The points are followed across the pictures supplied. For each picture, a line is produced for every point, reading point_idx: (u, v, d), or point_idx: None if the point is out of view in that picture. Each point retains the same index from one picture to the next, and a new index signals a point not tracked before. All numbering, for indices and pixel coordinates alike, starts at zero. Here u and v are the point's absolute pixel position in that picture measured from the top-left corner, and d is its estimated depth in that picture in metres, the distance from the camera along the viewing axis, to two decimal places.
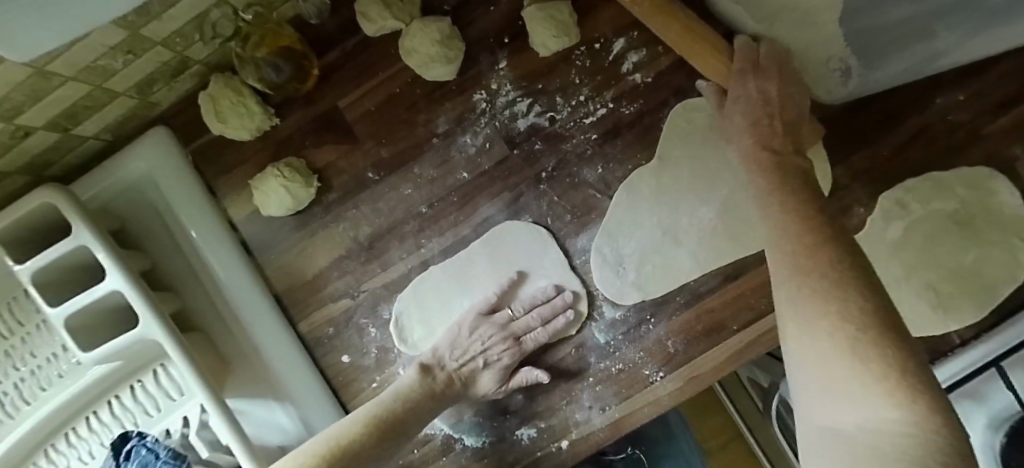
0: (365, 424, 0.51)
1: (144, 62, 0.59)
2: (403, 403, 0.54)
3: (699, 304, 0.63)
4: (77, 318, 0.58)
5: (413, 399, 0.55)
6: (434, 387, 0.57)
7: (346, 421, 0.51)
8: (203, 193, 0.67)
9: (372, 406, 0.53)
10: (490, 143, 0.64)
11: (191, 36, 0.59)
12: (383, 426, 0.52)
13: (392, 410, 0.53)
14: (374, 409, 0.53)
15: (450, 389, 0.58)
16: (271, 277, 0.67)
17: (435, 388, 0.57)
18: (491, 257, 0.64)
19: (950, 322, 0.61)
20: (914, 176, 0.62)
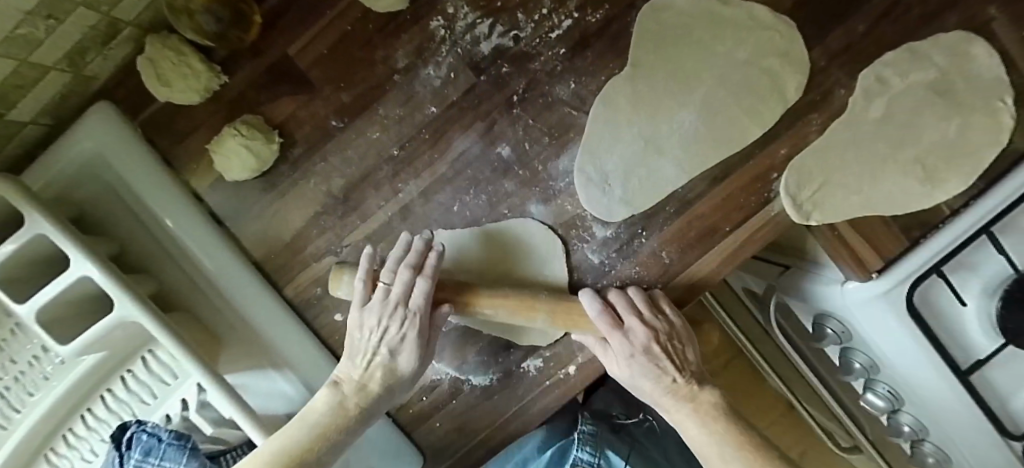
0: (282, 458, 0.49)
1: (69, 28, 0.53)
2: (317, 434, 0.51)
3: (689, 210, 0.62)
4: (49, 311, 0.54)
5: (328, 425, 0.52)
6: (354, 398, 0.54)
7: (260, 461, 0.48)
8: (160, 168, 0.63)
9: (285, 437, 0.50)
10: (455, 73, 0.61)
11: None
12: (298, 457, 0.49)
13: (310, 436, 0.51)
14: (291, 441, 0.50)
15: (367, 395, 0.54)
16: (249, 245, 0.65)
17: (348, 407, 0.53)
18: (503, 239, 0.63)
19: (941, 194, 0.60)
20: (893, 49, 0.61)
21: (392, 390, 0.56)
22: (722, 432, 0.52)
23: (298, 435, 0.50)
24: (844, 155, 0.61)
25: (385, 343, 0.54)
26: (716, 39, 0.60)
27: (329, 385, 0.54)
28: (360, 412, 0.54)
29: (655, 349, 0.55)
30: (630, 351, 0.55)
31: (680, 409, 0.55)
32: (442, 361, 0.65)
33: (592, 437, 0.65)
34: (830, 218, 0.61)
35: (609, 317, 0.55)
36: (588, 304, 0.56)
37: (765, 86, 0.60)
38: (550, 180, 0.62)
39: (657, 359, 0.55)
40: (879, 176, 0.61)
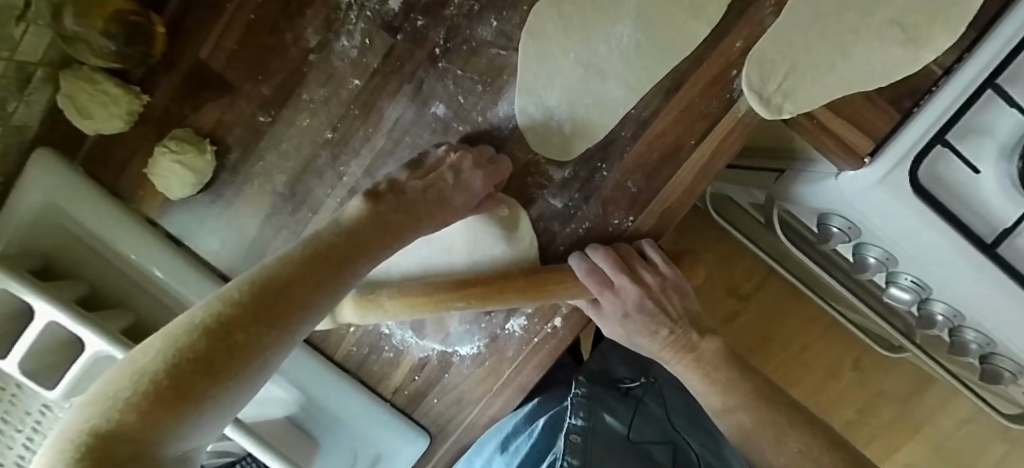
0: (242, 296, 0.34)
1: None
2: (326, 244, 0.41)
3: (647, 131, 0.57)
4: (30, 359, 0.55)
5: (315, 249, 0.40)
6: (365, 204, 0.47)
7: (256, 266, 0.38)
8: (110, 200, 0.63)
9: (255, 269, 0.37)
10: (369, 38, 0.57)
11: (10, 37, 0.49)
12: (266, 297, 0.35)
13: (319, 238, 0.41)
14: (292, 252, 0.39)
15: (396, 208, 0.48)
16: (213, 258, 0.64)
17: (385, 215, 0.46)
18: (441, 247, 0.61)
19: (928, 53, 0.52)
20: None
21: (448, 209, 0.52)
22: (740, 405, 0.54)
23: (317, 237, 0.41)
24: (808, 33, 0.54)
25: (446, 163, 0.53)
26: None
27: (361, 197, 0.47)
28: (387, 226, 0.46)
29: (649, 305, 0.55)
30: (623, 308, 0.56)
31: (675, 356, 0.56)
32: (426, 339, 0.63)
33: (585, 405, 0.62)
34: (804, 108, 0.54)
35: (598, 273, 0.55)
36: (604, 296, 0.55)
37: None
38: (493, 130, 0.59)
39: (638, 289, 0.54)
40: (852, 49, 0.54)
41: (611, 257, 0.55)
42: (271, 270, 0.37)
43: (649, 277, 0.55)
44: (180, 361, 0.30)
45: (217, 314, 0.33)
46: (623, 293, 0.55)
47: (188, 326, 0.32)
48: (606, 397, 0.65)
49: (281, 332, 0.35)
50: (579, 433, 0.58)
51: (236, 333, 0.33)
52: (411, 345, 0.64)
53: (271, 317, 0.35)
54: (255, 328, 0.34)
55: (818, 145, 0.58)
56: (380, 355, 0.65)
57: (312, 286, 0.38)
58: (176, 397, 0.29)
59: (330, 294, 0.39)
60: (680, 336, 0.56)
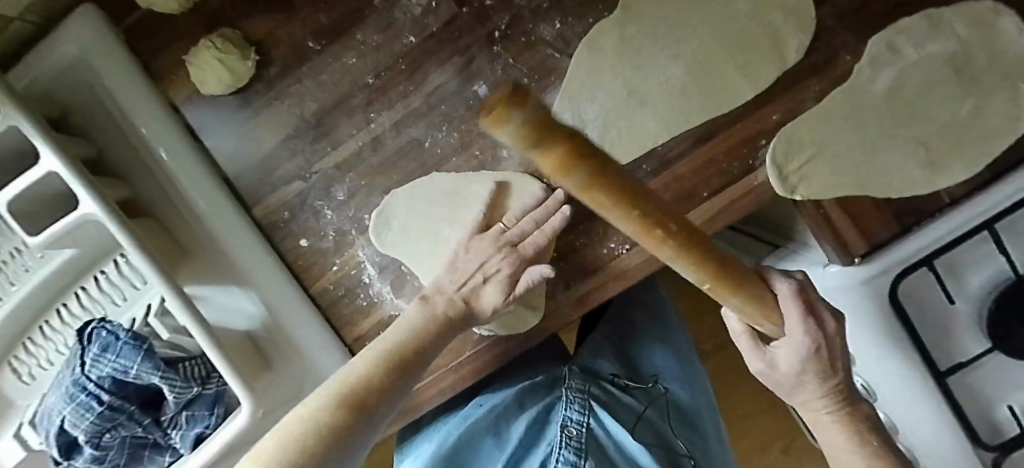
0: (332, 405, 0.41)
1: None
2: (416, 337, 0.50)
3: (666, 172, 0.59)
4: (20, 203, 0.56)
5: (420, 331, 0.51)
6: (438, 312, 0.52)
7: (374, 349, 0.49)
8: (139, 74, 0.63)
9: (368, 357, 0.48)
10: (437, 1, 0.58)
11: None
12: (364, 396, 0.43)
13: (403, 332, 0.51)
14: (385, 346, 0.49)
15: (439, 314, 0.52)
16: (222, 161, 0.65)
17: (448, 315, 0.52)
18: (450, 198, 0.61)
19: (942, 180, 0.56)
20: (910, 16, 0.55)
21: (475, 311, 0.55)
22: (841, 422, 0.45)
23: (422, 319, 0.52)
24: (840, 128, 0.56)
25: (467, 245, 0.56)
26: None
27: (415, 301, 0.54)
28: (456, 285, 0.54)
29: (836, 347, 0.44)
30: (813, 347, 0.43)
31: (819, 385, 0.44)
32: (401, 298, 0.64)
33: (580, 400, 0.65)
34: (816, 195, 0.57)
35: (812, 335, 0.42)
36: (791, 328, 0.43)
37: (765, 43, 0.56)
38: (525, 125, 0.60)
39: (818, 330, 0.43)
40: (874, 155, 0.57)
41: (797, 291, 0.44)
42: (355, 371, 0.45)
43: (831, 323, 0.44)
44: (322, 428, 0.39)
45: (323, 416, 0.40)
46: (802, 338, 0.42)
47: (322, 410, 0.41)
48: (605, 392, 0.67)
49: (368, 432, 0.43)
50: (575, 426, 0.62)
51: (343, 419, 0.41)
52: (385, 300, 0.65)
53: (354, 404, 0.42)
54: (361, 411, 0.42)
55: (818, 235, 0.59)
56: (353, 301, 0.66)
57: (400, 374, 0.47)
58: (334, 443, 0.39)
59: (404, 383, 0.48)
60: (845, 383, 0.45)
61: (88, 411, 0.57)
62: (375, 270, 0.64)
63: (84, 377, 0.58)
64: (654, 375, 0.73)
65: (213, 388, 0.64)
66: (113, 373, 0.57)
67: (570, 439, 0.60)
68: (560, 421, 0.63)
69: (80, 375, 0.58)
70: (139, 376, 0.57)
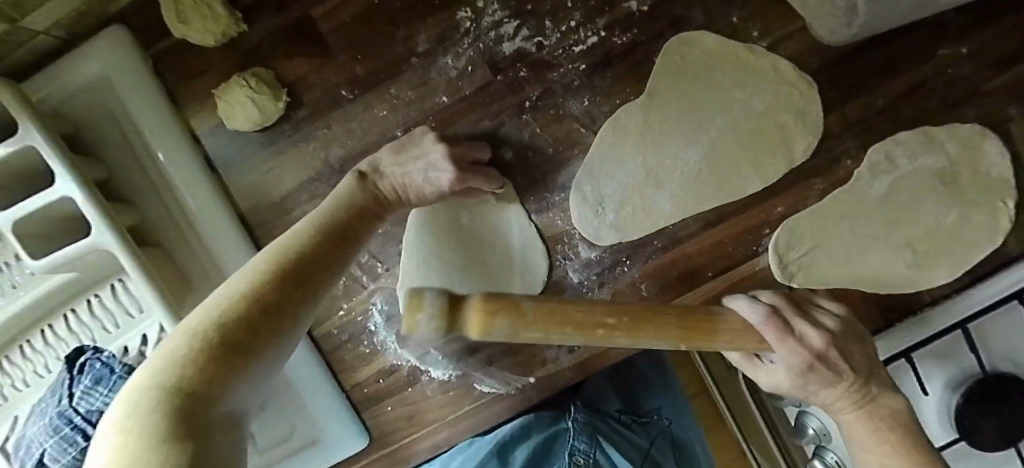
0: (253, 276, 0.37)
1: None
2: (340, 218, 0.47)
3: (675, 249, 0.62)
4: (26, 224, 0.55)
5: (348, 206, 0.48)
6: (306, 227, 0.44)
7: (299, 228, 0.44)
8: (162, 101, 0.62)
9: (289, 234, 0.43)
10: (472, 66, 0.60)
11: None
12: (286, 272, 0.38)
13: (324, 220, 0.45)
14: (302, 231, 0.43)
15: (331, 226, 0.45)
16: (237, 196, 0.64)
17: (367, 199, 0.50)
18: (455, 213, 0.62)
19: (924, 281, 0.61)
20: (908, 130, 0.59)
21: (410, 202, 0.53)
22: (863, 419, 0.45)
23: (300, 232, 0.43)
24: (839, 226, 0.60)
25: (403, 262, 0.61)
26: (734, 84, 0.59)
27: (353, 175, 0.51)
28: (361, 209, 0.49)
29: (823, 366, 0.44)
30: (804, 362, 0.44)
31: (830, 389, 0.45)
32: (406, 348, 0.65)
33: (587, 427, 0.66)
34: (811, 284, 0.61)
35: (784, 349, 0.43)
36: (779, 349, 0.44)
37: (777, 141, 0.59)
38: (546, 193, 0.62)
39: (804, 342, 0.44)
40: (869, 253, 0.60)
41: (769, 315, 0.44)
42: (295, 246, 0.41)
43: (812, 331, 0.45)
44: (261, 307, 0.35)
45: (233, 298, 0.35)
46: (797, 356, 0.44)
47: (244, 286, 0.36)
48: (609, 428, 0.69)
49: (295, 307, 0.37)
50: (583, 455, 0.62)
51: (264, 290, 0.36)
52: (390, 349, 0.65)
53: (279, 280, 0.38)
54: (269, 293, 0.36)
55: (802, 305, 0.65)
56: (356, 347, 0.66)
57: (316, 263, 0.41)
58: (289, 298, 0.37)
59: (328, 273, 0.42)
60: (860, 384, 0.45)
61: (71, 445, 0.55)
62: (382, 317, 0.65)
63: (71, 409, 0.55)
64: (654, 408, 0.78)
65: None
66: (104, 407, 0.56)
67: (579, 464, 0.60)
68: (570, 450, 0.62)
69: (66, 407, 0.55)
70: None
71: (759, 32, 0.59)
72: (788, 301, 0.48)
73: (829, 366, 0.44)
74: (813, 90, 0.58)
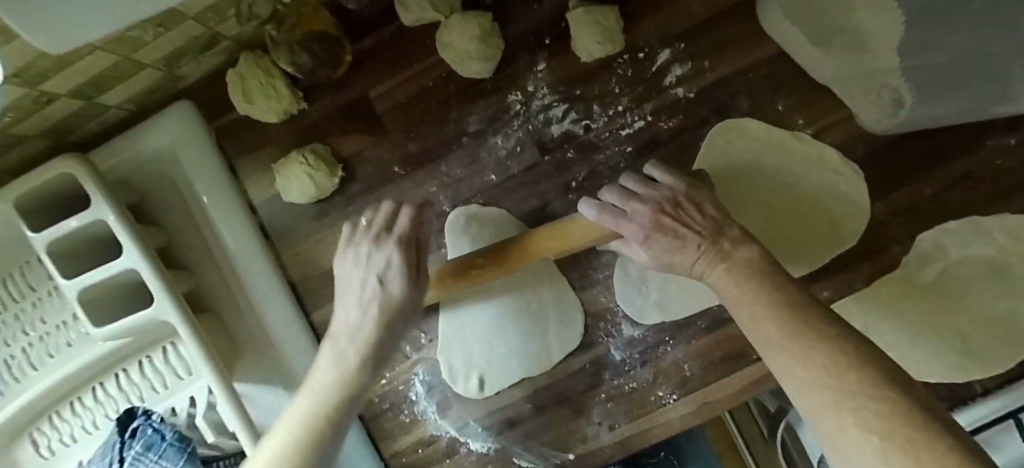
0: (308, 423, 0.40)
1: (174, 35, 0.54)
2: (383, 328, 0.47)
3: (719, 330, 0.62)
4: (91, 292, 0.58)
5: (390, 314, 0.47)
6: (348, 355, 0.45)
7: (348, 351, 0.45)
8: (222, 172, 0.65)
9: (338, 366, 0.45)
10: (520, 146, 0.62)
11: (224, 12, 0.54)
12: (331, 418, 0.41)
13: (371, 343, 0.46)
14: (350, 357, 0.45)
15: (365, 341, 0.46)
16: (288, 264, 0.66)
17: (403, 301, 0.48)
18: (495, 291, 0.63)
19: (978, 369, 0.58)
20: (955, 219, 0.59)
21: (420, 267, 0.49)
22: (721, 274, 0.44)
23: (361, 361, 0.45)
24: (887, 314, 0.60)
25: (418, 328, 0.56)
26: (780, 171, 0.60)
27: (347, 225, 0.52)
28: (410, 300, 0.48)
29: (663, 220, 0.48)
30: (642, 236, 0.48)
31: (711, 272, 0.45)
32: (446, 419, 0.66)
33: None
34: None
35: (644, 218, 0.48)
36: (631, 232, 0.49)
37: (823, 227, 0.59)
38: (590, 269, 0.63)
39: (661, 212, 0.48)
40: (918, 341, 0.59)
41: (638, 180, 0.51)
42: (335, 381, 0.44)
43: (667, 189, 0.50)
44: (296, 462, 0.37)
45: (287, 450, 0.38)
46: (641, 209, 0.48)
47: (296, 441, 0.39)
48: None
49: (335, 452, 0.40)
50: None
51: (313, 439, 0.39)
52: (430, 419, 0.66)
53: (328, 425, 0.41)
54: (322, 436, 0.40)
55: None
56: (396, 416, 0.66)
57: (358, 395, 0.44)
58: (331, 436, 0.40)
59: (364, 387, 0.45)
60: (708, 247, 0.45)
61: None
62: (423, 387, 0.66)
63: None
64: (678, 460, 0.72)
65: None
66: None
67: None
68: None
69: None
70: None
71: (804, 120, 0.60)
72: (685, 178, 0.51)
73: (681, 227, 0.47)
74: (858, 177, 0.59)
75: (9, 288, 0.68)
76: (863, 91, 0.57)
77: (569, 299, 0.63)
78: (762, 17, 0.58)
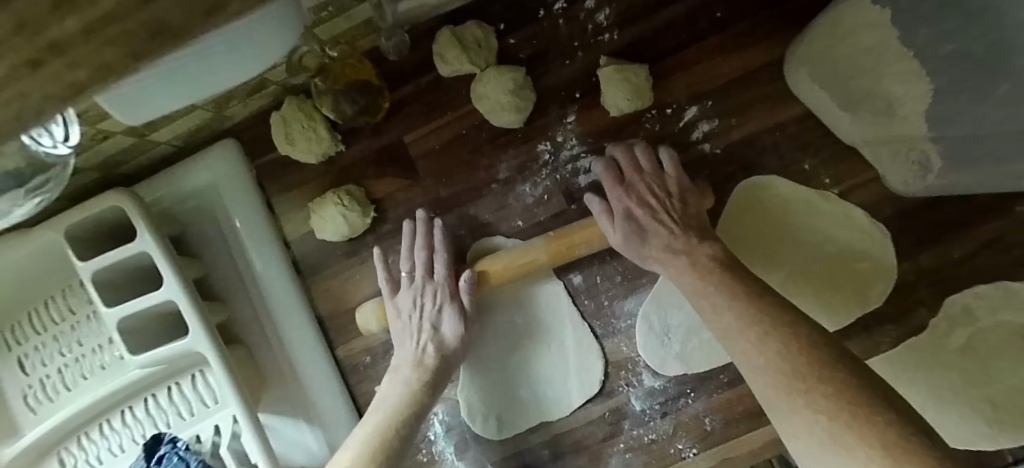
0: None
1: None
2: (411, 410, 0.56)
3: (742, 385, 0.61)
4: (130, 320, 0.60)
5: (417, 388, 0.57)
6: (411, 380, 0.57)
7: (383, 413, 0.55)
8: (260, 208, 0.68)
9: (382, 408, 0.55)
10: (548, 195, 0.64)
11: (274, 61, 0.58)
12: None
13: (404, 407, 0.55)
14: (395, 420, 0.54)
15: (424, 371, 0.58)
16: (317, 299, 0.68)
17: (434, 369, 0.58)
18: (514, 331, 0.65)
19: (1012, 439, 0.57)
20: (985, 283, 0.59)
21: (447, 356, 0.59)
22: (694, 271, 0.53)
23: (404, 406, 0.56)
24: (914, 377, 0.59)
25: (428, 319, 0.59)
26: (806, 229, 0.60)
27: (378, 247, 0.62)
28: (436, 375, 0.58)
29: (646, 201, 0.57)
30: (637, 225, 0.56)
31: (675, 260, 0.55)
32: (463, 460, 0.66)
33: None
34: None
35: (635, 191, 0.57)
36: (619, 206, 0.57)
37: (846, 286, 0.60)
38: (612, 318, 0.63)
39: (655, 213, 0.56)
40: (947, 406, 0.58)
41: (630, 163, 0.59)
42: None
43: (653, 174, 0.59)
44: None
45: None
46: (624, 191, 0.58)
47: None
48: None
49: None
50: None
51: None
52: (447, 460, 0.66)
53: None
54: None
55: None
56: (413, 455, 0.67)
57: None
58: None
59: None
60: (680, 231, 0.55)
61: None
62: (442, 428, 0.66)
63: None
64: None
65: None
66: None
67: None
68: None
69: None
70: None
71: (830, 180, 0.61)
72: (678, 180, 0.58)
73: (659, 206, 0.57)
74: (886, 239, 0.59)
75: (50, 310, 0.71)
76: (890, 153, 0.58)
77: (584, 340, 0.63)
78: (790, 79, 0.60)
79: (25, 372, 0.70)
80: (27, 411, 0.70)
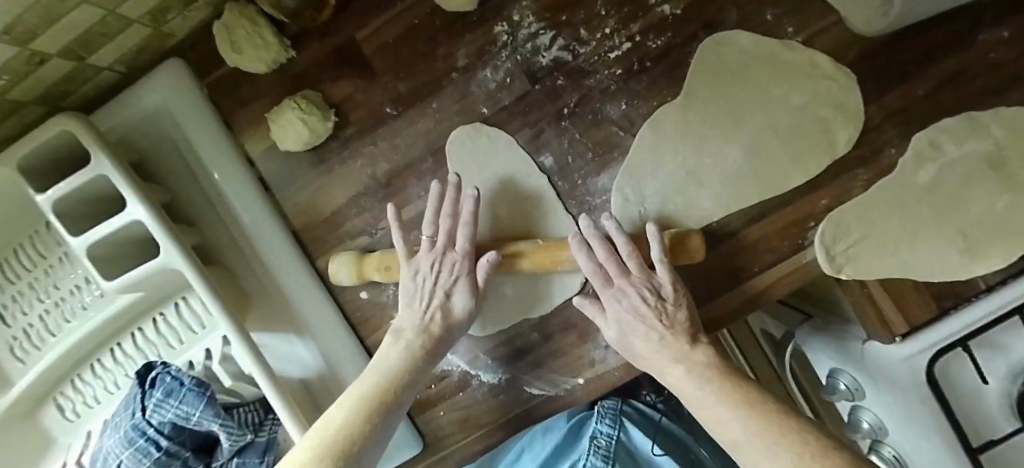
0: None
1: None
2: (387, 380, 0.54)
3: (717, 248, 0.64)
4: (99, 247, 0.59)
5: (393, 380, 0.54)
6: (412, 346, 0.56)
7: (355, 389, 0.53)
8: (218, 127, 0.66)
9: (359, 385, 0.53)
10: (510, 78, 0.62)
11: None
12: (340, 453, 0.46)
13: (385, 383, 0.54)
14: (369, 384, 0.54)
15: (427, 337, 0.56)
16: (290, 213, 0.67)
17: (410, 366, 0.55)
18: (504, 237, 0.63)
19: (980, 267, 0.58)
20: (953, 116, 0.59)
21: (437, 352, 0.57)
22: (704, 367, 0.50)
23: (371, 392, 0.52)
24: (885, 218, 0.60)
25: (440, 286, 0.57)
26: (771, 81, 0.59)
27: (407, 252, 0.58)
28: (415, 362, 0.55)
29: (644, 310, 0.53)
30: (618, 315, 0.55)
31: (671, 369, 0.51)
32: (455, 353, 0.67)
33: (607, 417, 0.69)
34: (864, 276, 0.60)
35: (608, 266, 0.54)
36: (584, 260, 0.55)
37: (815, 134, 0.59)
38: (586, 195, 0.63)
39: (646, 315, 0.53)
40: (916, 240, 0.59)
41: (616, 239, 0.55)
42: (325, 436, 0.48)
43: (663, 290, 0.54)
44: None
45: None
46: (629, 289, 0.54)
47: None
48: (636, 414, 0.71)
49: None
50: (605, 438, 0.68)
51: None
52: None
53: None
54: None
55: (865, 323, 0.62)
56: None
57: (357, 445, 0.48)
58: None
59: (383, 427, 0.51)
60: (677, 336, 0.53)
61: (145, 456, 0.58)
62: None
63: (145, 422, 0.58)
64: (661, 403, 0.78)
65: (264, 436, 0.65)
66: (175, 419, 0.58)
67: (598, 447, 0.66)
68: (593, 432, 0.68)
69: (140, 420, 0.58)
70: (199, 422, 0.58)
71: (793, 28, 0.60)
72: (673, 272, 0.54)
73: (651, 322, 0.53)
74: (853, 83, 0.58)
75: (21, 259, 0.69)
76: None
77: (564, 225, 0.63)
78: None
79: (7, 323, 0.69)
80: (15, 361, 0.69)
